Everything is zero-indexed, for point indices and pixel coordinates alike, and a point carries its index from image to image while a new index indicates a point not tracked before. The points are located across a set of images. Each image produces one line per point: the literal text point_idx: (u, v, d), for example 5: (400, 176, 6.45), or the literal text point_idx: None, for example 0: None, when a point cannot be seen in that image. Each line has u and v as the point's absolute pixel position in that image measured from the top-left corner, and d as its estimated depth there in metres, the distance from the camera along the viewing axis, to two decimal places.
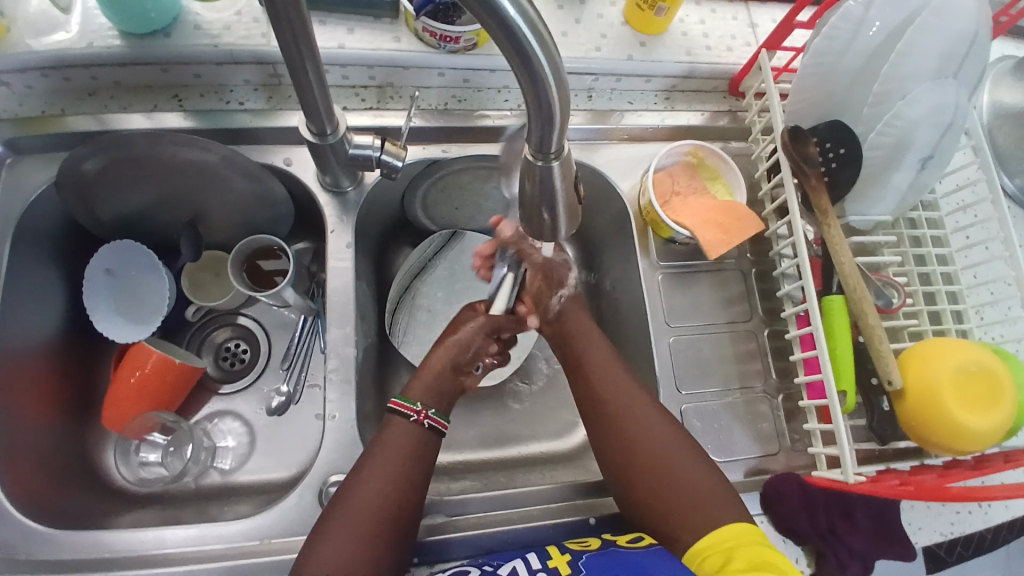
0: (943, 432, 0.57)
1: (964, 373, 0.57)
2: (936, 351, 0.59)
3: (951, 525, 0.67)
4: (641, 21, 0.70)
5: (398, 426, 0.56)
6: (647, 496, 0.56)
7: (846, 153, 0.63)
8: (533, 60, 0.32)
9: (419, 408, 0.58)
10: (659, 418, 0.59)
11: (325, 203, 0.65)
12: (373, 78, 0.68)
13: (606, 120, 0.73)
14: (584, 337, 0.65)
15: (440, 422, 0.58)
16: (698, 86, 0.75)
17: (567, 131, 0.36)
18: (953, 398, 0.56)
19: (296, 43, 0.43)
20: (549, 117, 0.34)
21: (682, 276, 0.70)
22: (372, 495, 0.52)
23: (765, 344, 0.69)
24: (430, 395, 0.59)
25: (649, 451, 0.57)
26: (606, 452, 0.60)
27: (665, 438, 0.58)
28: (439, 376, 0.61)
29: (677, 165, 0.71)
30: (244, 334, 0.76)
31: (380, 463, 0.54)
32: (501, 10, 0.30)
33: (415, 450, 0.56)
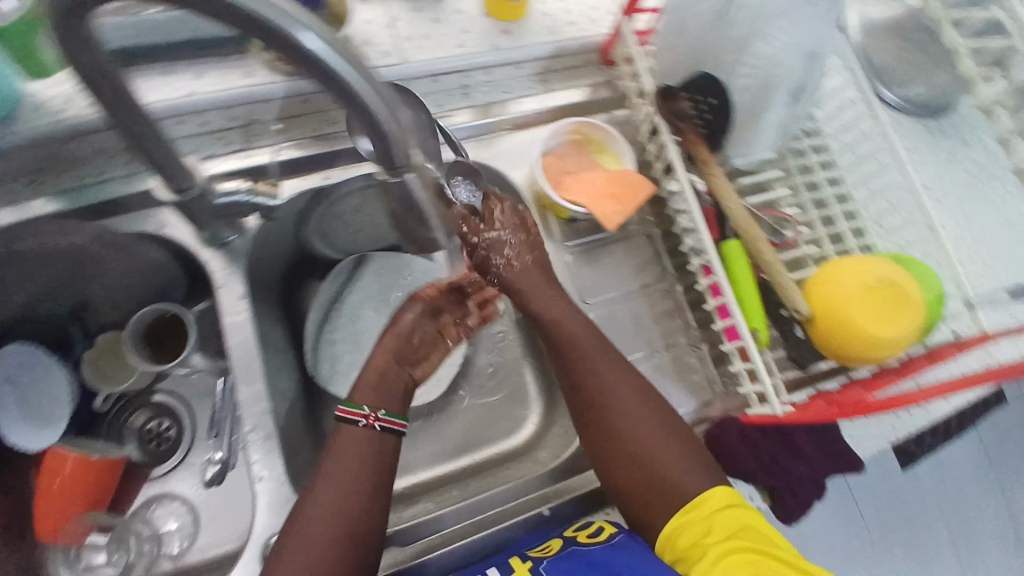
0: (859, 346, 0.59)
1: (867, 288, 0.59)
2: (834, 272, 0.61)
3: (892, 429, 0.68)
4: (500, 8, 0.67)
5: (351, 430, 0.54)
6: (621, 476, 0.58)
7: (717, 104, 0.63)
8: (340, 81, 0.36)
9: (368, 411, 0.55)
10: (646, 392, 0.60)
11: (209, 258, 0.62)
12: (234, 118, 0.64)
13: (488, 114, 0.71)
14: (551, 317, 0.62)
15: (396, 423, 0.56)
16: (570, 63, 0.73)
17: (404, 145, 0.42)
18: (858, 313, 0.58)
19: (114, 96, 0.41)
20: (382, 135, 0.40)
21: (590, 252, 0.70)
22: (327, 519, 0.50)
23: (681, 300, 0.70)
24: (378, 395, 0.56)
25: (632, 431, 0.58)
26: (592, 430, 0.60)
27: (645, 411, 0.59)
28: (387, 373, 0.58)
29: (562, 145, 0.70)
30: (163, 411, 0.72)
31: (336, 469, 0.52)
32: (302, 44, 0.34)
33: (372, 465, 0.53)
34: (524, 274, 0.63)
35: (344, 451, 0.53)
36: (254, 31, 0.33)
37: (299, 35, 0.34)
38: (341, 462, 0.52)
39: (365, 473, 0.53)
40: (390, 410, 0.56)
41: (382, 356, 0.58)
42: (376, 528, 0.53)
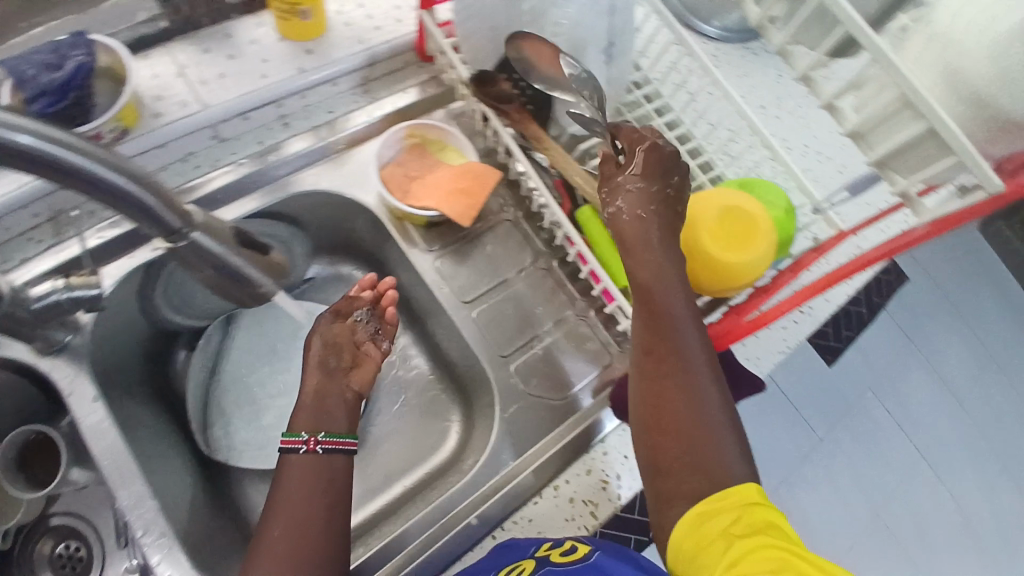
0: (726, 277, 0.62)
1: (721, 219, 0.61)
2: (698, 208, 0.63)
3: (785, 341, 0.71)
4: (295, 30, 0.65)
5: (295, 458, 0.53)
6: (671, 474, 0.46)
7: None
8: (68, 167, 0.34)
9: (307, 437, 0.54)
10: (700, 363, 0.50)
11: (49, 367, 0.58)
12: (38, 214, 0.59)
13: (319, 137, 0.68)
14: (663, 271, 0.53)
15: (339, 441, 0.55)
16: (389, 68, 0.71)
17: (175, 208, 0.41)
18: (711, 240, 0.61)
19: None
20: (145, 208, 0.39)
21: (459, 251, 0.69)
22: (275, 550, 0.48)
23: (560, 275, 0.70)
24: (318, 416, 0.56)
25: (679, 412, 0.48)
26: (641, 414, 0.50)
27: (697, 382, 0.49)
28: (326, 387, 0.59)
29: (402, 153, 0.68)
30: (67, 532, 0.67)
31: (286, 496, 0.51)
32: (14, 142, 0.32)
33: (324, 490, 0.52)
34: (633, 226, 0.54)
35: (290, 478, 0.52)
36: None
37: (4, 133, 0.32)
38: (288, 492, 0.51)
39: (316, 495, 0.52)
40: (330, 431, 0.55)
41: (318, 376, 0.59)
42: (333, 554, 0.50)
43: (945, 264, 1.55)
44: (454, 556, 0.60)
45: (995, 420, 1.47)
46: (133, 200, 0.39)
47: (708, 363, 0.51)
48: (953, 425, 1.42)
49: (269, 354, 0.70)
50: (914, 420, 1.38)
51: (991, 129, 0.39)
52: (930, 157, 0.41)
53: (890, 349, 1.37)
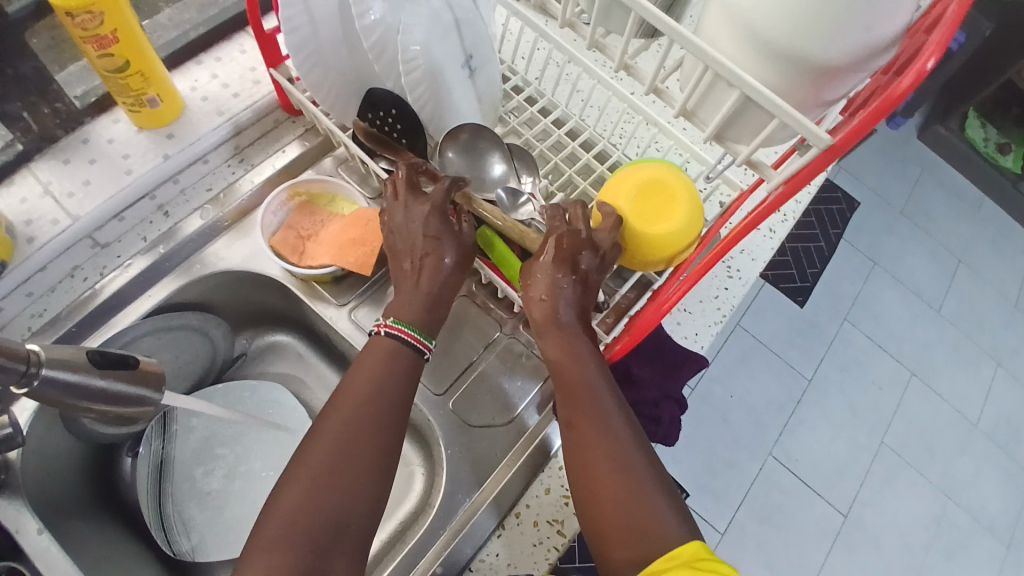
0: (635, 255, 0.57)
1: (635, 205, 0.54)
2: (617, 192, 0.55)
3: (719, 311, 0.69)
4: (150, 119, 0.65)
5: (392, 341, 0.52)
6: (610, 541, 0.46)
7: (399, 112, 0.62)
8: None
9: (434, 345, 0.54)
10: (622, 416, 0.50)
11: None
12: None
13: (218, 207, 0.68)
14: (572, 345, 0.52)
15: (406, 332, 0.52)
16: (260, 130, 0.71)
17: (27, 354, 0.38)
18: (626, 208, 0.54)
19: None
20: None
21: (373, 298, 0.68)
22: (316, 465, 0.45)
23: (481, 298, 0.69)
24: (405, 305, 0.53)
25: (613, 477, 0.47)
26: (580, 483, 0.49)
27: (624, 447, 0.49)
28: (404, 295, 0.54)
29: (291, 214, 0.66)
30: None
31: (357, 381, 0.50)
32: None
33: (405, 392, 0.50)
34: (536, 300, 0.53)
35: (370, 358, 0.51)
36: None
37: None
38: (358, 378, 0.50)
39: (391, 376, 0.50)
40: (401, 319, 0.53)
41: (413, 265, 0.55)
42: (376, 473, 0.46)
43: (880, 176, 1.58)
44: None
45: (970, 315, 1.47)
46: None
47: (632, 425, 0.51)
48: (930, 328, 1.43)
49: (213, 442, 0.69)
50: (884, 334, 1.40)
51: (813, 81, 0.35)
52: (751, 119, 0.39)
53: (841, 271, 1.43)
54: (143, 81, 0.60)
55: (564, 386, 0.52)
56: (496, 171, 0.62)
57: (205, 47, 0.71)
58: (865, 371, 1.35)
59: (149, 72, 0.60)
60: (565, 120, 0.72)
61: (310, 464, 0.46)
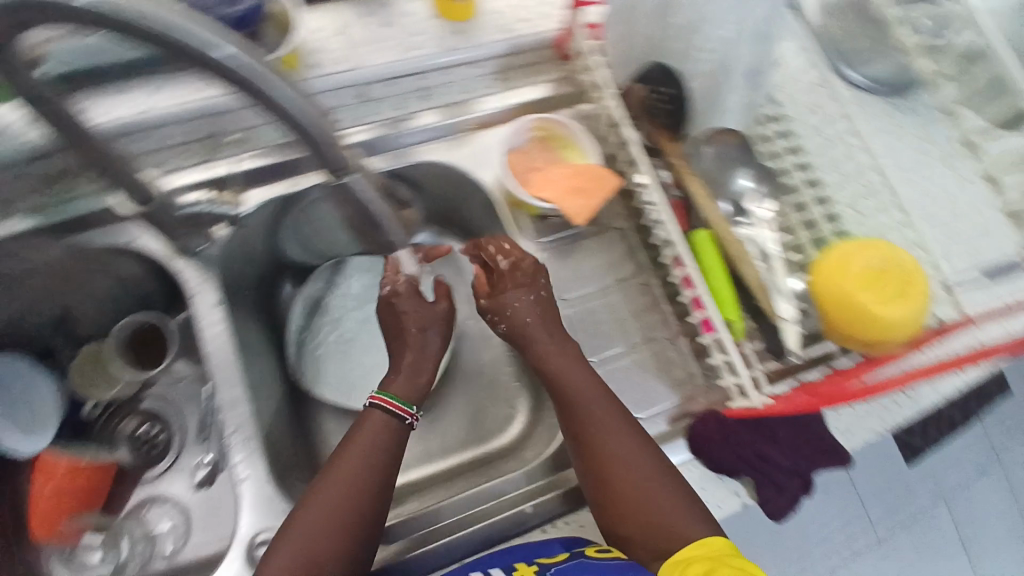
0: (859, 328, 0.60)
1: (870, 276, 0.60)
2: (850, 260, 0.62)
3: (880, 421, 0.68)
4: (449, 9, 0.69)
5: (380, 416, 0.58)
6: (628, 529, 0.55)
7: (674, 94, 0.63)
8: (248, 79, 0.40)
9: (415, 411, 0.60)
10: (637, 450, 0.57)
11: (182, 267, 0.64)
12: (196, 132, 0.63)
13: (468, 109, 0.72)
14: (575, 378, 0.61)
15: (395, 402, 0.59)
16: (527, 60, 0.73)
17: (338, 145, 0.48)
18: (886, 309, 0.58)
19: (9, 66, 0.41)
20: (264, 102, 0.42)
21: (562, 247, 0.73)
22: (325, 508, 0.53)
23: (660, 294, 0.71)
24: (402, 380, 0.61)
25: (623, 473, 0.56)
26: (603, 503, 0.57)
27: (634, 451, 0.57)
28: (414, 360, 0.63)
29: (528, 142, 0.71)
30: (152, 417, 0.75)
31: (351, 452, 0.56)
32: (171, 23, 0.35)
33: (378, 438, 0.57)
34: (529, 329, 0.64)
35: (360, 437, 0.57)
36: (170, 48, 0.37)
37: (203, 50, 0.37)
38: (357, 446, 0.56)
39: (376, 457, 0.56)
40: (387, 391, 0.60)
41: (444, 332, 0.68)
42: (375, 482, 0.55)
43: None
44: (501, 536, 0.63)
45: None
46: (208, 57, 0.38)
47: (638, 435, 0.59)
48: (1015, 548, 1.31)
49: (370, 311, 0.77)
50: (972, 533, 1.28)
51: None
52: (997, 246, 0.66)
53: (964, 450, 1.31)
54: None
55: (569, 404, 0.61)
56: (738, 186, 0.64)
57: None
58: (938, 555, 1.24)
59: None
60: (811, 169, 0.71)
61: (323, 503, 0.54)
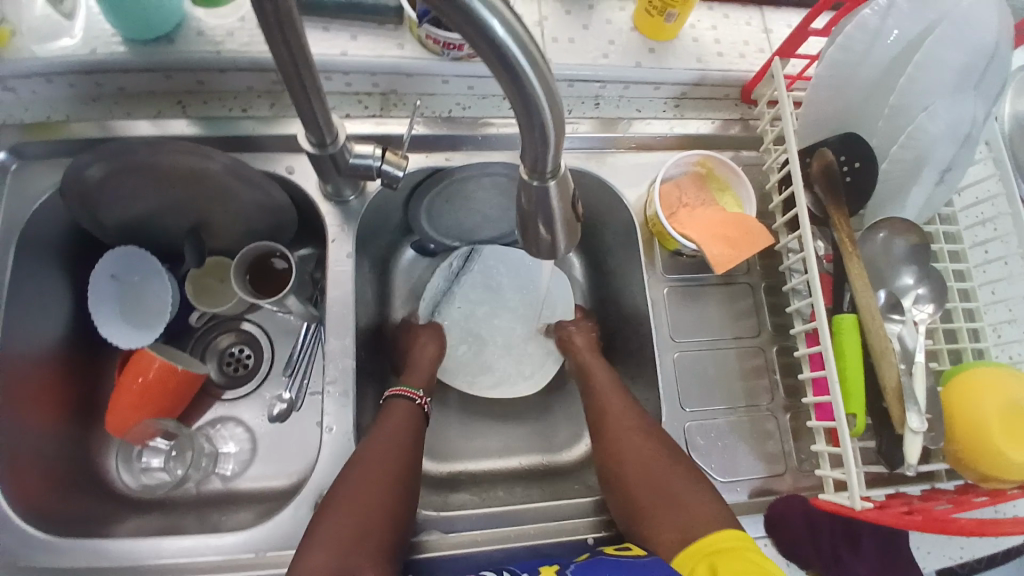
0: (978, 455, 0.56)
1: (1012, 409, 0.56)
2: (991, 382, 0.57)
3: (960, 550, 0.66)
4: (651, 27, 0.69)
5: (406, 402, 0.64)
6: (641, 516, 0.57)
7: (860, 167, 0.62)
8: (517, 68, 0.31)
9: (421, 393, 0.66)
10: (643, 437, 0.62)
11: (326, 211, 0.67)
12: (376, 86, 0.67)
13: (614, 128, 0.73)
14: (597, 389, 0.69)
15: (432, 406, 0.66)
16: (708, 94, 0.75)
17: (561, 151, 0.36)
18: (1017, 450, 0.55)
19: (280, 28, 0.39)
20: (544, 139, 0.35)
21: (689, 288, 0.71)
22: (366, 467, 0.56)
23: (773, 360, 0.69)
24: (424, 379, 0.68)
25: (636, 458, 0.60)
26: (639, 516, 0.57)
27: (643, 440, 0.61)
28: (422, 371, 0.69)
29: (684, 176, 0.70)
30: (247, 339, 0.77)
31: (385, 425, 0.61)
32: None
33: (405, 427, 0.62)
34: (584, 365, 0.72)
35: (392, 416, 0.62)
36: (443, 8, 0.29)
37: (488, 18, 0.29)
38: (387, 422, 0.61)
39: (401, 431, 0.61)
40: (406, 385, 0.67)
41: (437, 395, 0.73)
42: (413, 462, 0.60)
43: None
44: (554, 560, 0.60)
45: None
46: (519, 72, 0.31)
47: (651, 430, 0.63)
48: None
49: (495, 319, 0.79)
50: None
51: None
52: None
53: None
54: None
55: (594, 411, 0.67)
56: (901, 281, 0.62)
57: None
58: None
59: None
60: (965, 280, 0.69)
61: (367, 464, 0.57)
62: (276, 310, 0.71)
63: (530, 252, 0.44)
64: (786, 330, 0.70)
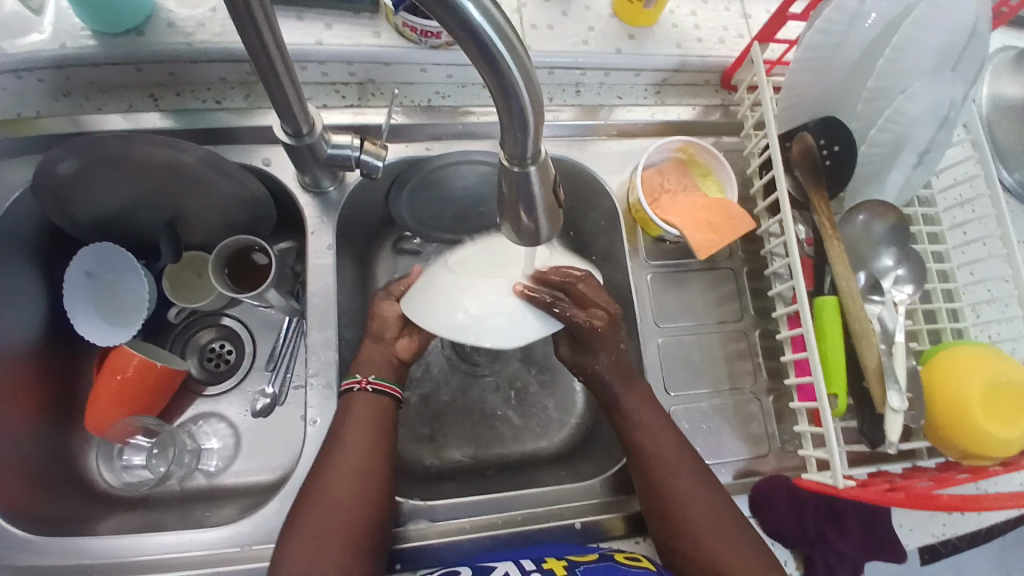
0: (960, 434, 0.57)
1: (992, 385, 0.57)
2: (968, 359, 0.58)
3: (942, 527, 0.66)
4: (630, 14, 0.69)
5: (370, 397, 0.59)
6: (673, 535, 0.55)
7: (840, 150, 0.62)
8: (495, 52, 0.30)
9: (360, 376, 0.61)
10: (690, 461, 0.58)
11: (306, 203, 0.67)
12: (353, 76, 0.66)
13: (595, 116, 0.73)
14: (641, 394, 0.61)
15: (388, 386, 0.61)
16: (689, 80, 0.74)
17: (542, 136, 0.35)
18: (998, 428, 0.56)
19: (251, 15, 0.38)
20: (523, 124, 0.33)
21: (672, 274, 0.71)
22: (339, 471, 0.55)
23: (755, 344, 0.70)
24: (376, 365, 0.62)
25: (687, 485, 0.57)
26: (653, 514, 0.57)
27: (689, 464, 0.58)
28: (374, 355, 0.63)
29: (666, 162, 0.70)
30: (228, 334, 0.77)
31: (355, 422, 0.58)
32: None
33: (371, 420, 0.58)
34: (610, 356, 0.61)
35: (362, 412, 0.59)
36: None
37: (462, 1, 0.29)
38: (357, 418, 0.58)
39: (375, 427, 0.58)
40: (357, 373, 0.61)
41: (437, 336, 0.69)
42: (384, 461, 0.57)
43: None
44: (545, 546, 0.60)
45: None
46: (496, 56, 0.30)
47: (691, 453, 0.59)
48: None
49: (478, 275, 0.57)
50: None
51: None
52: None
53: None
54: None
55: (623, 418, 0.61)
56: (881, 262, 0.63)
57: None
58: None
59: None
60: (943, 262, 0.70)
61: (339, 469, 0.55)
62: (257, 305, 0.71)
63: (508, 238, 0.42)
64: (768, 313, 0.71)
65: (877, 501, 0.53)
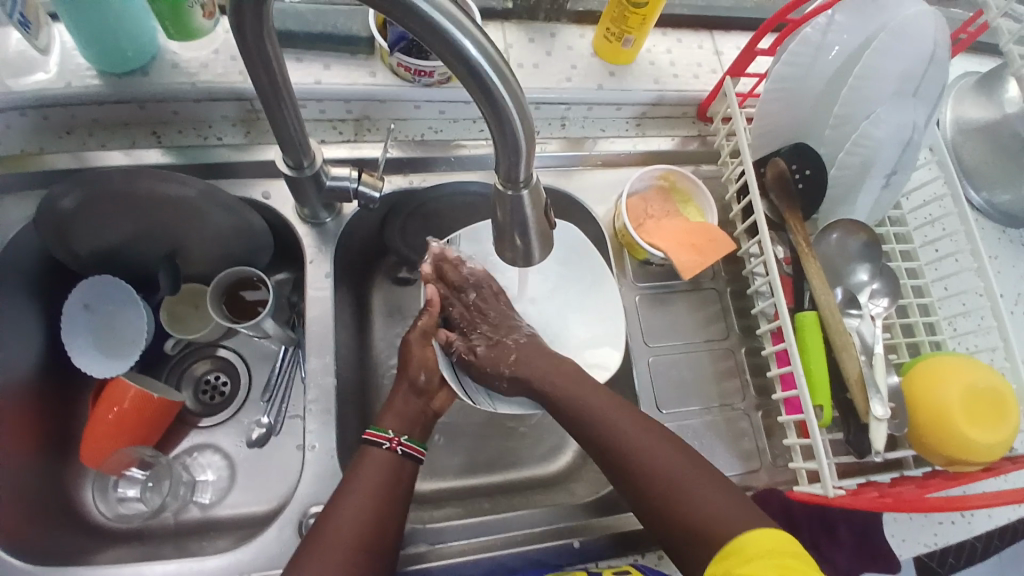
0: (944, 440, 0.59)
1: (973, 391, 0.59)
2: (946, 368, 0.61)
3: (934, 536, 0.67)
4: (610, 52, 0.73)
5: (380, 453, 0.58)
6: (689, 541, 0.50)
7: (811, 174, 0.67)
8: (489, 81, 0.33)
9: (391, 435, 0.60)
10: (661, 446, 0.55)
11: (304, 233, 0.69)
12: (350, 112, 0.70)
13: (580, 147, 0.76)
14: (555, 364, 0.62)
15: (414, 448, 0.60)
16: (667, 113, 0.79)
17: (534, 160, 0.38)
18: (978, 430, 0.57)
19: (260, 55, 0.42)
20: (515, 147, 0.36)
21: (659, 296, 0.74)
22: (356, 529, 0.53)
23: (742, 361, 0.72)
24: (403, 419, 0.62)
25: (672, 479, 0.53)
26: (624, 487, 0.56)
27: (659, 447, 0.55)
28: (403, 406, 0.63)
29: (649, 189, 0.73)
30: (223, 366, 0.77)
31: (362, 477, 0.56)
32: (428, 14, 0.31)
33: (383, 476, 0.57)
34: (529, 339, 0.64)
35: (371, 469, 0.57)
36: (419, 29, 0.32)
37: (459, 37, 0.32)
38: (367, 474, 0.56)
39: (389, 485, 0.56)
40: (382, 428, 0.61)
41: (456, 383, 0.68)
42: (394, 522, 0.55)
43: None
44: (545, 565, 0.60)
45: None
46: (490, 86, 0.33)
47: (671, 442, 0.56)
48: None
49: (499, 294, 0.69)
50: None
51: None
52: None
53: None
54: (639, 23, 0.68)
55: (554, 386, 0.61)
56: (857, 277, 0.66)
57: (674, 25, 0.79)
58: None
59: (649, 19, 0.68)
60: (917, 278, 0.73)
61: (350, 524, 0.53)
62: (253, 334, 0.71)
63: (505, 259, 0.44)
64: (754, 331, 0.73)
65: (868, 508, 0.54)
